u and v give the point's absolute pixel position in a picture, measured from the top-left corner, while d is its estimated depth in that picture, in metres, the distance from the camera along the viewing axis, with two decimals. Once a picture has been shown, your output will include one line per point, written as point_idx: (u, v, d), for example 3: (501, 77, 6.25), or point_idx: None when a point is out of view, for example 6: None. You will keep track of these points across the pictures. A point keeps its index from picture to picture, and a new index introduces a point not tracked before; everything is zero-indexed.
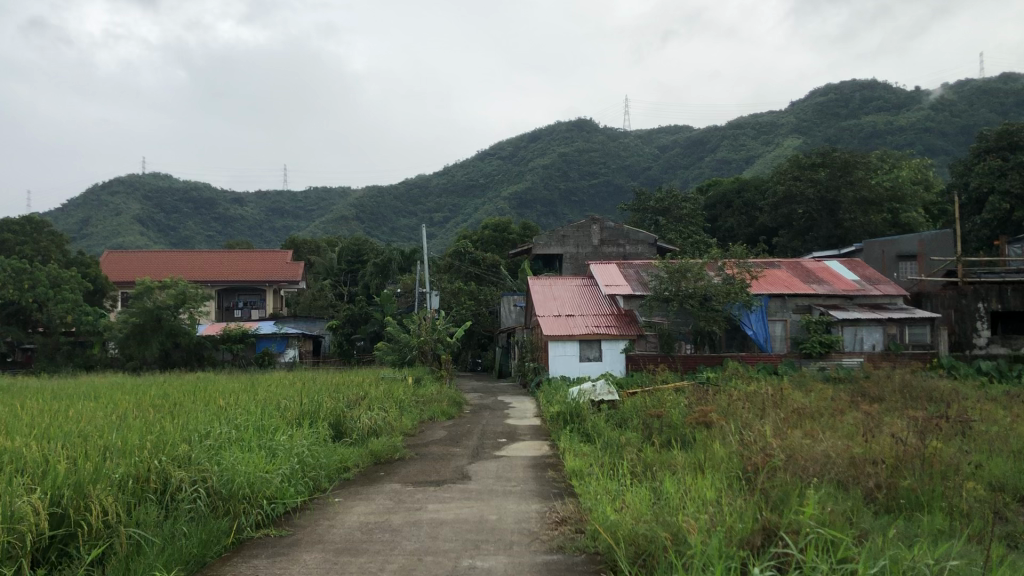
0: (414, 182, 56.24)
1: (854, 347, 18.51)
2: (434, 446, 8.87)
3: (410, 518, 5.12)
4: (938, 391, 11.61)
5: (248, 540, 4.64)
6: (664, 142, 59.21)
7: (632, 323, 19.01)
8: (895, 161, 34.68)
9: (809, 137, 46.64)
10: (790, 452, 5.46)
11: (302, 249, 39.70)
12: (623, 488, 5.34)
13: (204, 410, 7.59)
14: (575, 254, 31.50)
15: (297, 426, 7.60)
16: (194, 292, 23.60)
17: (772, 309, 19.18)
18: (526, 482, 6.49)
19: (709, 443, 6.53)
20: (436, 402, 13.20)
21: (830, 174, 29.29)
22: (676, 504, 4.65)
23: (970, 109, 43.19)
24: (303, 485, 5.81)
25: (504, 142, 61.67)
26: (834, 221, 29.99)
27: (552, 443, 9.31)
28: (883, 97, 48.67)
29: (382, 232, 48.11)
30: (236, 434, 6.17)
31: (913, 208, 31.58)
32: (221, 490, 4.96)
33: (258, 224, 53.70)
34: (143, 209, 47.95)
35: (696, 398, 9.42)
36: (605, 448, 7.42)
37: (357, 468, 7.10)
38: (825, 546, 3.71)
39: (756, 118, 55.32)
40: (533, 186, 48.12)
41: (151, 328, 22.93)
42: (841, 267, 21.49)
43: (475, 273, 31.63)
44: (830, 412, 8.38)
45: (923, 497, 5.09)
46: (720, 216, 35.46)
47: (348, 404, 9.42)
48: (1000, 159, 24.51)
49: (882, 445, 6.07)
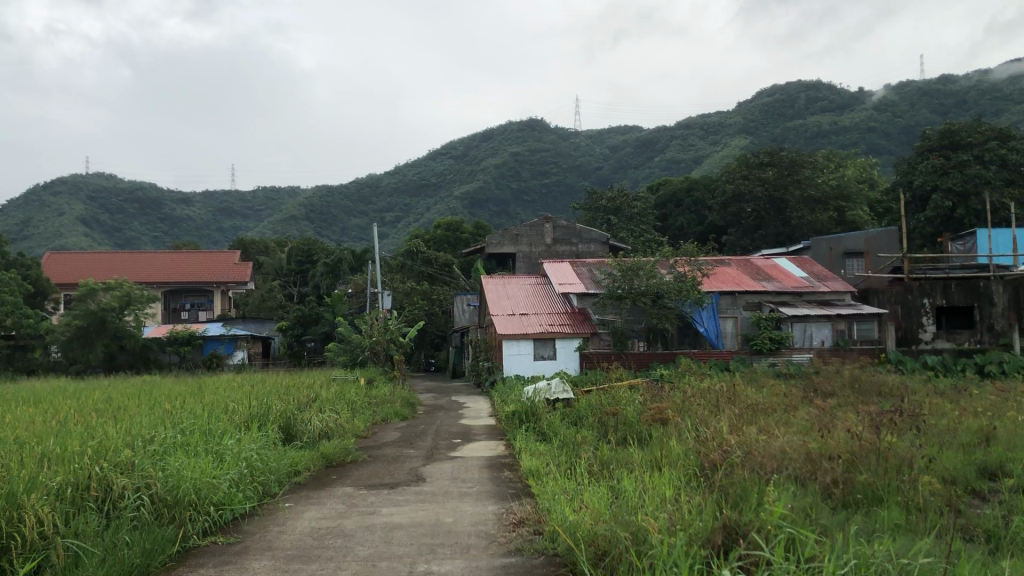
0: (365, 182, 55.80)
1: (804, 342, 18.64)
2: (388, 448, 8.73)
3: (363, 522, 4.97)
4: (886, 386, 11.75)
5: (194, 549, 4.46)
6: (614, 142, 59.53)
7: (585, 321, 19.03)
8: (840, 160, 35.27)
9: (757, 137, 47.22)
10: (747, 448, 5.43)
11: (251, 250, 39.16)
12: (580, 487, 5.25)
13: (148, 414, 7.34)
14: (529, 254, 31.48)
15: (246, 429, 7.39)
16: (140, 294, 23.08)
17: (723, 306, 19.31)
18: (481, 483, 6.38)
19: (666, 440, 6.49)
20: (389, 403, 13.04)
21: (778, 173, 29.66)
22: (636, 502, 4.57)
23: (912, 110, 44.11)
24: (251, 491, 5.62)
25: (456, 141, 61.49)
26: (782, 219, 30.39)
27: (508, 442, 9.22)
28: (828, 98, 49.50)
29: (333, 233, 47.61)
30: (182, 439, 5.95)
31: (859, 206, 32.12)
32: (166, 497, 4.76)
33: (206, 225, 52.80)
34: (87, 209, 46.85)
35: (650, 396, 9.41)
36: (561, 447, 7.33)
37: (308, 471, 6.93)
38: (789, 543, 3.66)
39: (704, 118, 55.87)
40: (485, 185, 48.02)
41: (95, 331, 22.34)
42: (789, 264, 21.76)
43: (428, 273, 31.46)
44: (783, 407, 8.42)
45: (879, 492, 5.09)
46: (671, 215, 35.71)
47: (299, 406, 9.24)
48: (942, 158, 25.02)
49: (837, 440, 6.08)
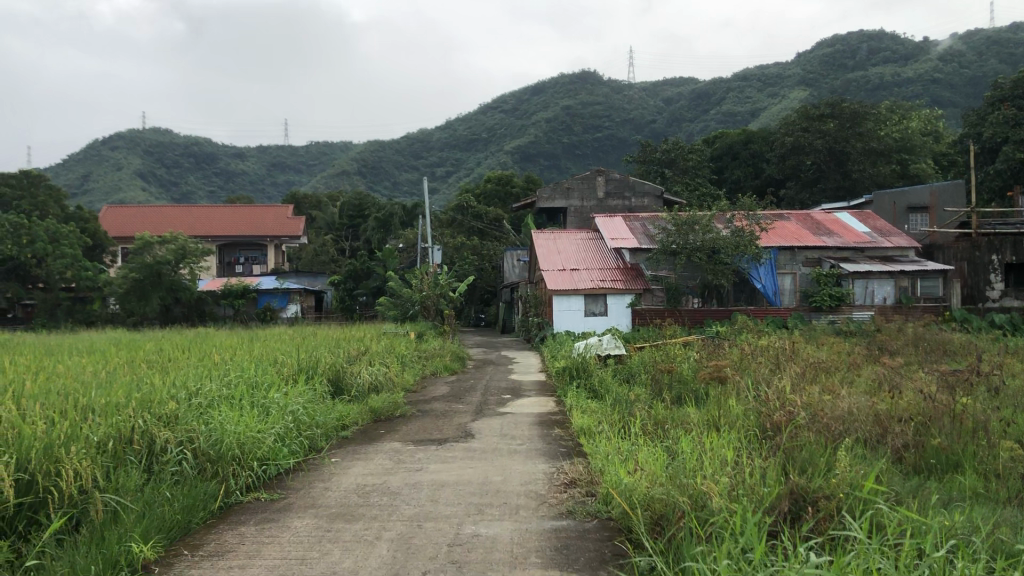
0: (417, 136, 55.62)
1: (864, 300, 18.08)
2: (437, 402, 8.62)
3: (409, 479, 4.82)
4: (950, 345, 11.30)
5: (237, 505, 4.36)
6: (668, 94, 58.37)
7: (638, 277, 18.66)
8: (904, 112, 34.07)
9: (816, 89, 45.86)
10: (812, 408, 5.13)
11: (304, 205, 39.38)
12: (635, 448, 5.03)
13: (195, 366, 7.27)
14: (580, 208, 31.06)
15: (294, 381, 7.30)
16: (194, 248, 23.27)
17: (781, 262, 18.79)
18: (531, 440, 6.20)
19: (725, 400, 6.21)
20: (438, 357, 12.95)
21: (838, 125, 28.72)
22: (694, 464, 4.34)
23: (979, 60, 42.39)
24: (297, 445, 5.50)
25: (508, 94, 60.87)
26: (842, 173, 29.51)
27: (558, 399, 9.06)
28: (891, 48, 47.81)
29: (384, 187, 47.57)
30: (227, 391, 5.85)
31: (922, 160, 31.08)
32: (209, 451, 4.66)
33: (259, 179, 53.16)
34: (144, 163, 47.45)
35: (706, 353, 9.14)
36: (614, 405, 7.10)
37: (356, 425, 6.84)
38: (865, 516, 3.40)
39: (762, 69, 54.43)
40: (536, 139, 47.49)
41: (151, 283, 22.57)
42: (850, 219, 21.09)
43: (478, 228, 31.28)
44: (847, 367, 8.08)
45: (955, 458, 4.76)
46: (726, 168, 34.92)
47: (348, 359, 9.16)
48: (1014, 108, 23.96)
49: (908, 401, 5.74)
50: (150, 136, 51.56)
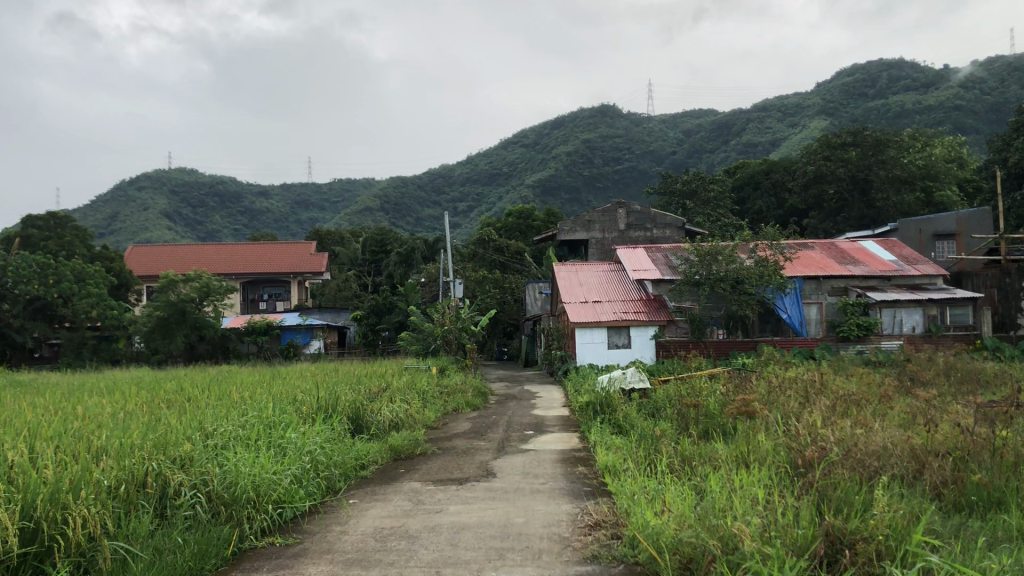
0: (438, 172, 55.91)
1: (893, 329, 17.77)
2: (458, 439, 8.48)
3: (428, 521, 4.68)
4: (985, 375, 11.01)
5: (251, 551, 4.23)
6: (688, 126, 58.44)
7: (661, 308, 18.46)
8: (926, 139, 33.85)
9: (836, 118, 45.75)
10: (846, 443, 4.94)
11: (327, 241, 39.58)
12: (662, 486, 4.86)
13: (213, 405, 7.17)
14: (601, 240, 30.94)
15: (312, 420, 7.17)
16: (218, 286, 23.33)
17: (807, 292, 18.54)
18: (555, 479, 6.04)
19: (753, 435, 6.02)
20: (461, 393, 12.80)
21: (860, 153, 28.56)
22: (723, 505, 4.17)
23: (1001, 87, 42.19)
24: (314, 487, 5.37)
25: (528, 129, 61.20)
26: (865, 201, 29.23)
27: (582, 434, 8.89)
28: (911, 76, 47.62)
29: (407, 223, 47.71)
30: (245, 431, 5.74)
31: (947, 187, 30.79)
32: (223, 494, 4.55)
33: (284, 217, 53.56)
34: (170, 204, 47.93)
35: (733, 385, 8.93)
36: (639, 441, 6.91)
37: (375, 464, 6.70)
38: (904, 563, 3.21)
39: (781, 99, 54.44)
40: (557, 172, 47.56)
41: (175, 321, 22.60)
42: (876, 247, 20.83)
43: (500, 262, 31.22)
44: (878, 399, 7.83)
45: (997, 495, 4.55)
46: (748, 198, 34.75)
47: (369, 396, 9.04)
48: None
49: (944, 434, 5.53)
50: (175, 176, 52.14)
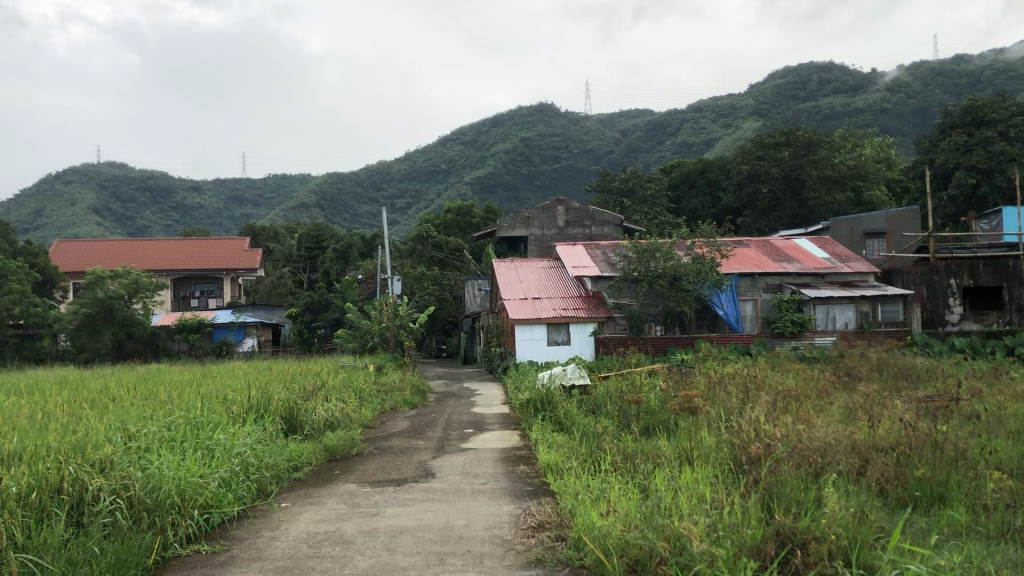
0: (376, 169, 55.34)
1: (827, 325, 18.02)
2: (396, 439, 8.27)
3: (365, 526, 4.48)
4: (916, 370, 11.20)
5: (175, 558, 3.99)
6: (625, 126, 58.90)
7: (600, 305, 18.44)
8: (856, 140, 34.62)
9: (769, 119, 46.56)
10: (789, 439, 4.89)
11: (262, 237, 38.83)
12: (606, 485, 4.75)
13: (139, 406, 6.84)
14: (540, 237, 30.86)
15: (243, 419, 6.89)
16: (147, 282, 22.67)
17: (742, 288, 18.73)
18: (496, 478, 5.88)
19: (695, 431, 5.95)
20: (399, 391, 12.55)
21: (793, 153, 29.08)
22: (670, 504, 4.06)
23: (925, 91, 43.50)
24: (243, 491, 5.12)
25: (467, 126, 60.98)
26: (798, 200, 29.72)
27: (522, 431, 8.77)
28: (841, 79, 48.69)
29: (344, 219, 47.03)
30: (170, 433, 5.46)
31: (876, 186, 31.47)
32: (145, 499, 4.28)
33: (217, 213, 52.39)
34: (98, 198, 46.52)
35: (673, 381, 8.90)
36: (581, 439, 6.80)
37: (310, 466, 6.45)
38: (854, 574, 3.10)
39: (715, 100, 55.23)
40: (496, 169, 47.38)
41: (103, 319, 21.86)
42: (810, 245, 21.14)
43: (438, 258, 30.96)
44: (817, 395, 7.85)
45: (939, 490, 4.54)
46: (684, 196, 35.07)
47: (303, 394, 8.77)
48: (965, 134, 24.60)
49: (886, 429, 5.52)
50: (103, 170, 50.64)
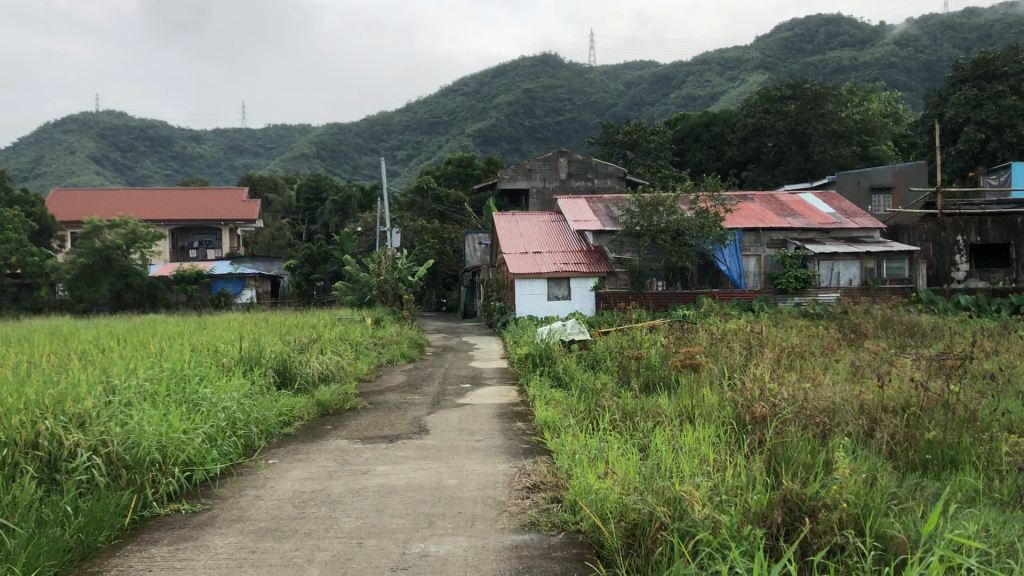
0: (377, 120, 54.73)
1: (830, 282, 17.79)
2: (391, 393, 8.11)
3: (353, 485, 4.31)
4: (921, 327, 10.99)
5: (152, 518, 3.82)
6: (629, 78, 58.14)
7: (602, 260, 18.21)
8: (863, 94, 34.10)
9: (775, 72, 45.89)
10: (794, 398, 4.71)
11: (261, 188, 38.49)
12: (604, 445, 4.57)
13: (125, 357, 6.65)
14: (542, 190, 30.56)
15: (233, 373, 6.71)
16: (145, 232, 22.49)
17: (745, 244, 18.50)
18: (492, 436, 5.71)
19: (699, 389, 5.76)
20: (396, 344, 12.39)
21: (800, 106, 28.60)
22: (671, 466, 3.89)
23: (933, 45, 42.83)
24: (230, 448, 4.94)
25: (469, 77, 60.19)
26: (803, 155, 29.32)
27: (520, 386, 8.62)
28: (849, 32, 47.89)
29: (345, 170, 46.60)
30: (154, 387, 5.27)
31: (883, 141, 31.05)
32: (124, 457, 4.10)
33: (217, 163, 51.92)
34: (98, 147, 46.11)
35: (674, 337, 8.71)
36: (580, 395, 6.63)
37: (301, 421, 6.28)
38: (865, 551, 2.93)
39: (721, 53, 54.45)
40: (498, 122, 46.72)
41: (101, 269, 21.66)
42: (814, 200, 20.84)
43: (438, 211, 30.67)
44: (822, 352, 7.67)
45: (950, 453, 4.36)
46: (688, 149, 34.63)
47: (297, 347, 8.59)
48: (976, 88, 24.17)
49: (895, 390, 5.33)
50: (101, 119, 50.11)
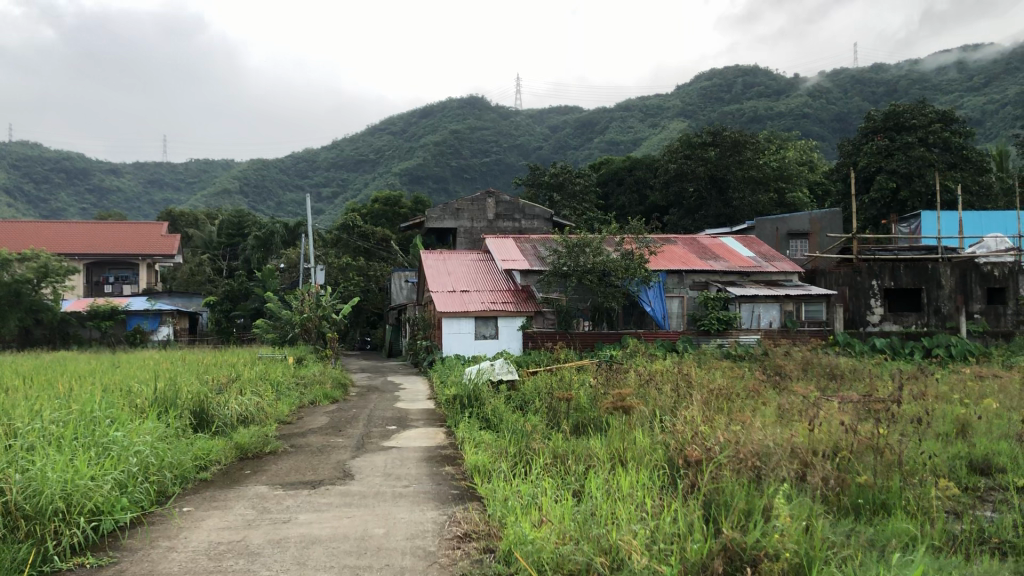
0: (302, 157, 54.15)
1: (751, 324, 18.12)
2: (313, 435, 7.84)
3: (274, 535, 4.09)
4: (841, 370, 11.23)
5: (54, 574, 3.55)
6: (554, 122, 58.93)
7: (529, 299, 18.19)
8: (780, 143, 35.18)
9: (695, 120, 47.09)
10: (728, 440, 4.67)
11: (180, 223, 37.58)
12: (538, 490, 4.44)
13: (29, 398, 6.27)
14: (469, 229, 30.54)
15: (146, 415, 6.38)
16: (57, 266, 21.75)
17: (669, 286, 18.72)
18: (420, 481, 5.53)
19: (630, 431, 5.69)
20: (319, 384, 12.06)
21: (720, 153, 29.32)
22: (607, 511, 3.80)
23: (844, 98, 44.57)
24: (142, 495, 4.65)
25: (396, 117, 60.21)
26: (723, 200, 29.95)
27: (448, 429, 8.45)
28: (764, 84, 49.60)
29: (268, 207, 45.84)
30: (59, 429, 4.94)
31: (799, 188, 32.02)
32: (23, 506, 3.80)
33: (136, 197, 50.56)
34: (10, 178, 44.49)
35: (603, 378, 8.67)
36: (509, 437, 6.50)
37: (219, 465, 5.99)
38: None
39: (643, 100, 55.68)
40: (425, 161, 46.66)
41: (8, 304, 20.71)
42: (736, 244, 21.26)
43: (364, 249, 30.38)
44: (750, 394, 7.70)
45: (881, 497, 4.37)
46: (612, 193, 35.12)
47: (215, 387, 8.25)
48: (887, 139, 25.14)
49: (825, 432, 5.34)
50: (14, 150, 48.42)
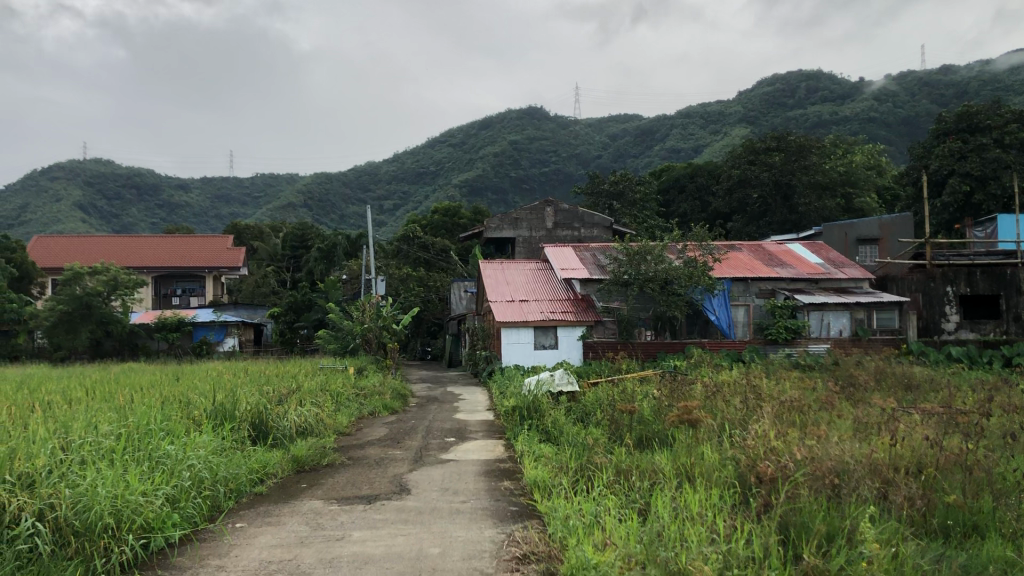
0: (364, 170, 54.70)
1: (820, 332, 17.56)
2: (371, 448, 7.72)
3: (325, 553, 3.93)
4: (915, 380, 10.73)
5: None
6: (614, 131, 58.48)
7: (589, 308, 17.94)
8: (846, 147, 34.28)
9: (757, 126, 46.27)
10: (802, 455, 4.39)
11: (245, 236, 38.16)
12: (602, 508, 4.22)
13: (88, 410, 6.27)
14: (529, 238, 30.37)
15: (203, 426, 6.34)
16: (127, 279, 22.14)
17: (734, 293, 18.30)
18: (477, 496, 5.35)
19: (698, 445, 5.43)
20: (378, 395, 11.95)
21: (784, 158, 28.68)
22: (676, 532, 3.55)
23: (912, 100, 43.33)
24: (194, 511, 4.55)
25: (456, 129, 60.52)
26: (788, 206, 29.23)
27: (507, 442, 8.24)
28: (828, 88, 48.51)
29: (331, 219, 46.31)
30: (112, 443, 4.89)
31: (866, 194, 31.14)
32: (73, 522, 3.73)
33: (203, 211, 51.60)
34: (84, 196, 45.81)
35: (667, 389, 8.38)
36: (571, 451, 6.27)
37: (274, 478, 5.90)
38: None
39: (704, 106, 54.96)
40: (484, 172, 46.69)
41: (80, 316, 21.17)
42: (803, 250, 20.71)
43: (424, 259, 30.43)
44: (822, 406, 7.35)
45: (973, 519, 4.04)
46: (674, 200, 34.63)
47: (274, 398, 8.19)
48: (960, 141, 24.26)
49: (907, 448, 5.01)
50: (89, 168, 49.87)
